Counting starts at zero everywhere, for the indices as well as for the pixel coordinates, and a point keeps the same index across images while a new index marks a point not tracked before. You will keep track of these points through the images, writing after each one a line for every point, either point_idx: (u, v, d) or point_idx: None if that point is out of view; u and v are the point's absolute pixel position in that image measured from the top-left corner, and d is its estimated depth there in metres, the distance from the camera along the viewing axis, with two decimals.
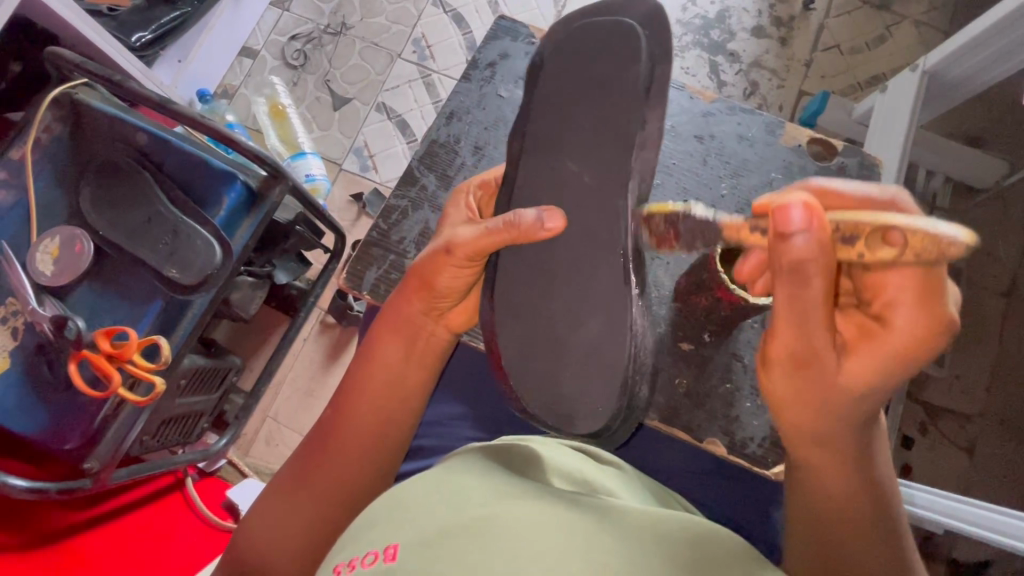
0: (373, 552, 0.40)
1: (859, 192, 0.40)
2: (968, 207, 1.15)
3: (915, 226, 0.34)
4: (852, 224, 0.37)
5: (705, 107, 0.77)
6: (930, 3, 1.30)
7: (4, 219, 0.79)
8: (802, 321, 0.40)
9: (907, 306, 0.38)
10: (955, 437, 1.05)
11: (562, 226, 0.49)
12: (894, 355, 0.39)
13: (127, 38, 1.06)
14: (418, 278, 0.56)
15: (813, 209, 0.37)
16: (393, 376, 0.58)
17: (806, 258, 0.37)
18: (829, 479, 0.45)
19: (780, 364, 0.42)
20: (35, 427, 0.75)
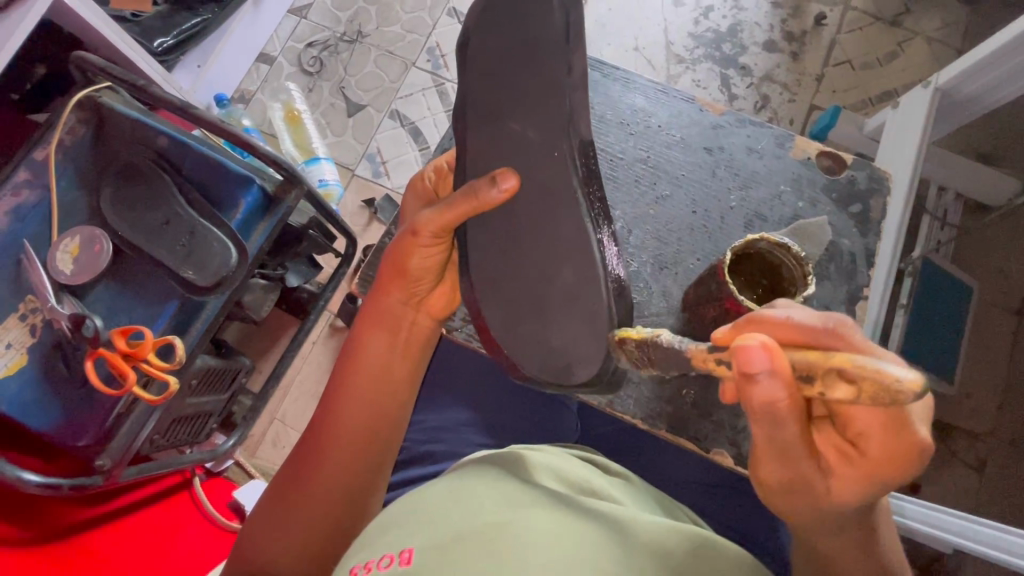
0: (388, 556, 0.41)
1: (811, 323, 0.35)
2: (979, 224, 1.14)
3: (866, 370, 0.29)
4: (809, 362, 0.32)
5: (717, 120, 0.78)
6: (942, 20, 1.31)
7: (25, 218, 0.80)
8: (786, 458, 0.40)
9: (881, 438, 0.36)
10: (965, 456, 1.05)
11: (517, 184, 0.47)
12: (877, 478, 0.38)
13: (149, 43, 1.09)
14: (393, 267, 0.57)
15: (773, 351, 0.33)
16: (378, 366, 0.58)
17: (776, 402, 0.34)
18: (841, 564, 0.44)
19: (771, 485, 0.42)
20: (50, 423, 0.77)
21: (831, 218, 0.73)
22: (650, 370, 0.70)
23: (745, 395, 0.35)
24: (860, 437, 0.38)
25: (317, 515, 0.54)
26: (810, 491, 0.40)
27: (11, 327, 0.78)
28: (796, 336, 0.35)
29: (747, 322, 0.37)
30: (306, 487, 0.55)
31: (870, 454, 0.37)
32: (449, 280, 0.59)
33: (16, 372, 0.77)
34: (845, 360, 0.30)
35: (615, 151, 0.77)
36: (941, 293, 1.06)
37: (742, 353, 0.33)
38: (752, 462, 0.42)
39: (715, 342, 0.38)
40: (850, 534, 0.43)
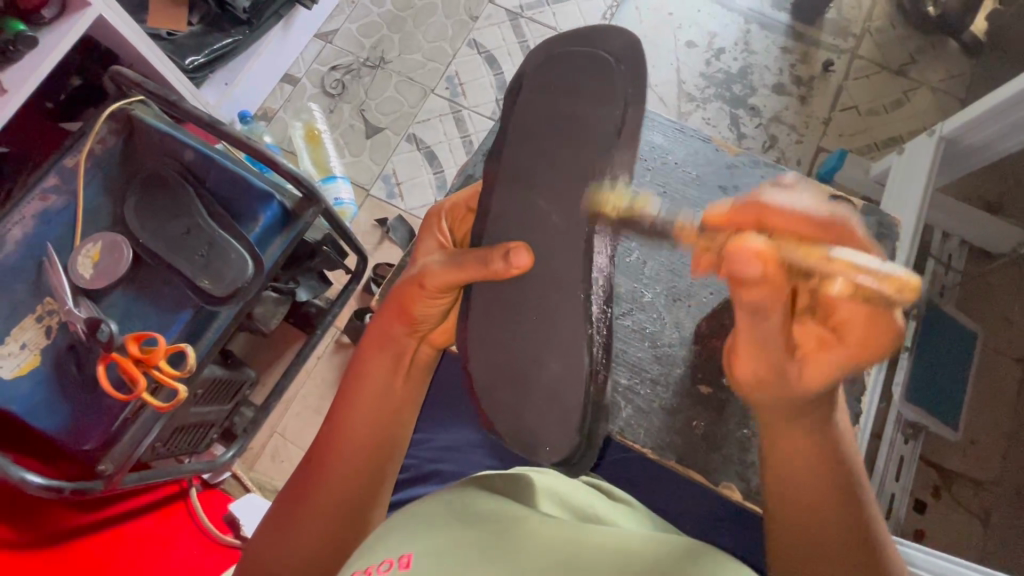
0: (388, 560, 0.41)
1: (812, 210, 0.39)
2: (984, 270, 1.16)
3: (878, 271, 0.37)
4: (809, 262, 0.38)
5: (728, 159, 0.80)
6: (947, 72, 1.35)
7: (51, 222, 0.83)
8: (764, 351, 0.44)
9: (861, 325, 0.39)
10: (969, 503, 1.04)
11: (528, 263, 0.49)
12: (845, 363, 0.41)
13: (181, 60, 1.13)
14: (395, 303, 0.56)
15: (765, 257, 0.38)
16: (376, 391, 0.57)
17: (763, 302, 0.41)
18: (797, 468, 0.46)
19: (749, 382, 0.46)
20: (57, 425, 0.77)
21: None
22: (658, 401, 0.70)
23: (735, 295, 0.42)
24: (841, 324, 0.41)
25: (313, 532, 0.52)
26: (781, 379, 0.44)
27: (28, 328, 0.79)
28: (798, 220, 0.39)
29: (752, 206, 0.40)
30: (301, 508, 0.53)
31: (844, 343, 0.41)
32: (453, 318, 0.60)
33: (28, 373, 0.78)
34: (844, 263, 0.37)
35: (633, 185, 0.79)
36: (942, 339, 1.07)
37: (734, 258, 0.39)
38: (730, 356, 0.46)
39: (712, 218, 0.42)
40: (809, 429, 0.46)
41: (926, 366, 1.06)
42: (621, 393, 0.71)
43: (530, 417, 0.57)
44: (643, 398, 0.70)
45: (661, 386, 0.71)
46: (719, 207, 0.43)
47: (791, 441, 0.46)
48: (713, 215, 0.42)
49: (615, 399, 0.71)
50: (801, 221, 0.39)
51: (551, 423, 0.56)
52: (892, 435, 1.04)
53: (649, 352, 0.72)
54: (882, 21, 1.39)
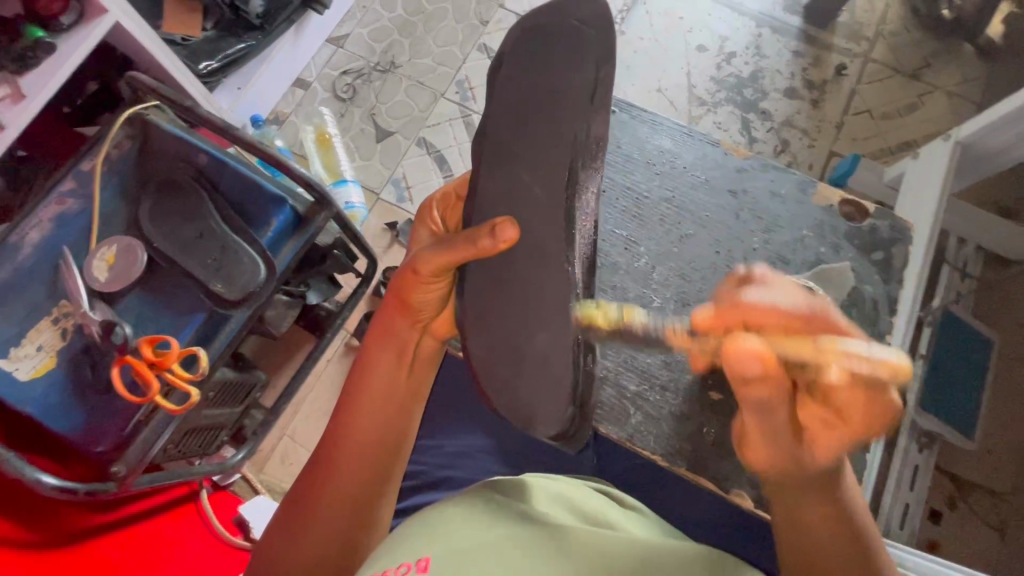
0: (405, 564, 0.44)
1: (791, 303, 0.39)
2: (1002, 277, 1.14)
3: (867, 358, 0.37)
4: (796, 356, 0.38)
5: (740, 164, 0.79)
6: (962, 75, 1.34)
7: (68, 225, 0.84)
8: (775, 442, 0.44)
9: (862, 406, 0.40)
10: (985, 514, 1.03)
11: (515, 236, 0.48)
12: (851, 440, 0.42)
13: (195, 65, 1.14)
14: (398, 296, 0.56)
15: (764, 357, 0.39)
16: (383, 386, 0.56)
17: (767, 398, 0.41)
18: (822, 540, 0.45)
19: (767, 470, 0.47)
20: (71, 427, 0.78)
21: (853, 264, 0.75)
22: (669, 408, 0.70)
23: (737, 392, 0.42)
24: (845, 409, 0.41)
25: (326, 534, 0.53)
26: (797, 467, 0.45)
27: (44, 331, 0.80)
28: (779, 317, 0.39)
29: (734, 311, 0.40)
30: (312, 512, 0.53)
31: (847, 425, 0.42)
32: (452, 306, 0.59)
33: (43, 374, 0.78)
34: (835, 352, 0.37)
35: (641, 190, 0.79)
36: (957, 346, 1.06)
37: (736, 361, 0.39)
38: (743, 444, 0.47)
39: (699, 324, 0.41)
40: (820, 493, 0.45)
41: (941, 374, 1.05)
42: (629, 400, 0.70)
43: (529, 397, 0.58)
44: (652, 405, 0.70)
45: (671, 393, 0.70)
46: (702, 309, 0.42)
47: (804, 512, 0.46)
48: (699, 321, 0.41)
49: (624, 406, 0.70)
50: (783, 318, 0.39)
51: (549, 401, 0.57)
52: (907, 443, 1.03)
53: (659, 359, 0.71)
54: (896, 24, 1.38)
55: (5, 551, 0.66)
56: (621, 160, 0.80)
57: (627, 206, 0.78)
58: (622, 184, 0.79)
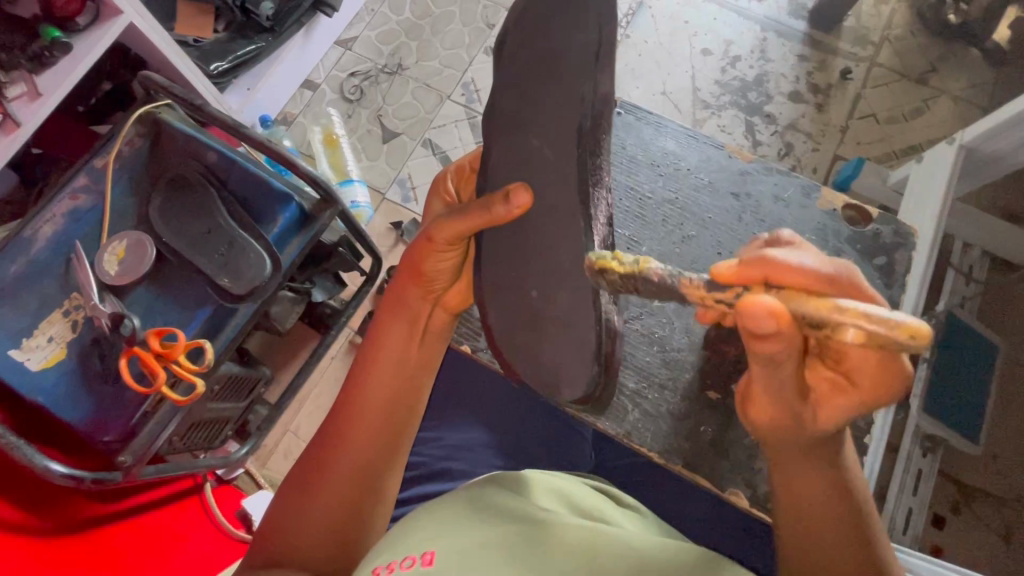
0: (411, 557, 0.46)
1: (815, 266, 0.37)
2: (1007, 281, 1.14)
3: (886, 318, 0.33)
4: (817, 316, 0.35)
5: (742, 166, 0.80)
6: (969, 80, 1.34)
7: (81, 220, 0.86)
8: (782, 399, 0.44)
9: (869, 372, 0.40)
10: (989, 520, 1.02)
11: (529, 202, 0.49)
12: (861, 406, 0.42)
13: (206, 66, 1.16)
14: (409, 266, 0.57)
15: (780, 313, 0.36)
16: (395, 358, 0.57)
17: (777, 352, 0.38)
18: (812, 494, 0.46)
19: (772, 426, 0.46)
20: (80, 416, 0.79)
21: (853, 264, 0.75)
22: (666, 405, 0.70)
23: (748, 348, 0.39)
24: (852, 370, 0.41)
25: (337, 497, 0.54)
26: (799, 422, 0.44)
27: (56, 322, 0.82)
28: (804, 278, 0.37)
29: (757, 263, 0.38)
30: (324, 477, 0.54)
31: (857, 389, 0.42)
32: (465, 280, 0.60)
33: (54, 365, 0.80)
34: (853, 313, 0.33)
35: (644, 191, 0.80)
36: (961, 351, 1.05)
37: (747, 315, 0.37)
38: (746, 400, 0.47)
39: (718, 277, 0.40)
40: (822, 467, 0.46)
41: (945, 378, 1.04)
42: (627, 397, 0.71)
43: (553, 360, 0.62)
44: (650, 402, 0.70)
45: (669, 391, 0.71)
46: (724, 262, 0.40)
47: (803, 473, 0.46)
48: (718, 274, 0.40)
49: (622, 403, 0.71)
50: (808, 279, 0.37)
51: (574, 363, 0.60)
52: (909, 447, 1.03)
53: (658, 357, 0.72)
54: (902, 28, 1.38)
55: (12, 537, 0.67)
56: (626, 161, 0.81)
57: (630, 206, 0.79)
58: (626, 185, 0.80)
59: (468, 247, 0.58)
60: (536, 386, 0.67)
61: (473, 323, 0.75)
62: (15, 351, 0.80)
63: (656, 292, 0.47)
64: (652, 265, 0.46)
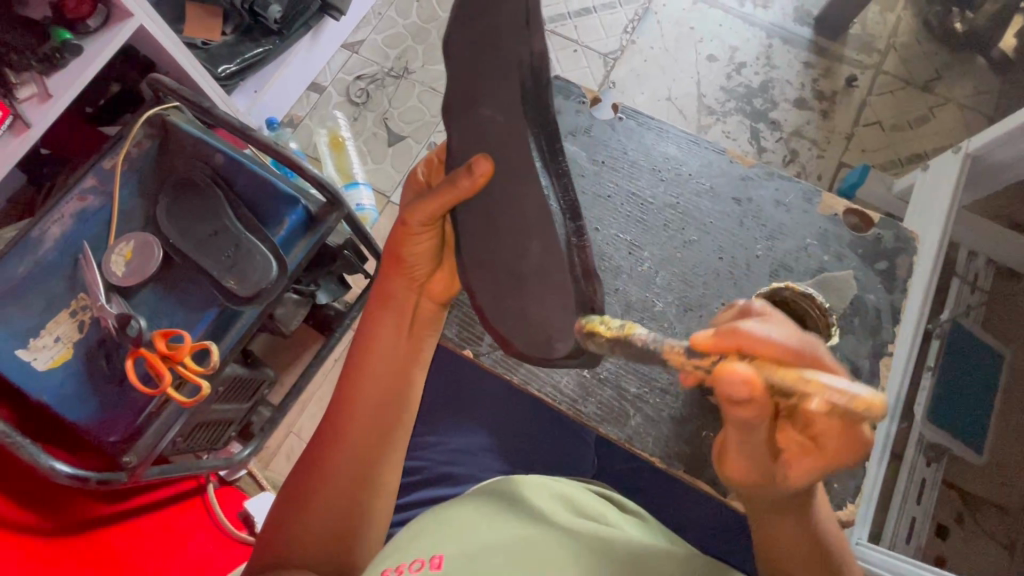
0: (419, 560, 0.46)
1: (780, 337, 0.37)
2: (1012, 290, 1.13)
3: (842, 391, 0.34)
4: (784, 382, 0.36)
5: (744, 171, 0.80)
6: (974, 88, 1.34)
7: (88, 221, 0.86)
8: (751, 459, 0.44)
9: (836, 439, 0.40)
10: (993, 530, 1.02)
11: (490, 168, 0.51)
12: (827, 470, 0.42)
13: (214, 68, 1.18)
14: (392, 256, 0.59)
15: (751, 382, 0.37)
16: (385, 351, 0.58)
17: (750, 417, 0.40)
18: (784, 542, 0.48)
19: (743, 483, 0.47)
20: (85, 416, 0.80)
21: (857, 272, 0.75)
22: (669, 412, 0.70)
23: (727, 412, 0.40)
24: (818, 435, 0.41)
25: (338, 497, 0.54)
26: (771, 481, 0.45)
27: (62, 322, 0.82)
28: (772, 349, 0.37)
29: (730, 338, 0.38)
30: (325, 476, 0.55)
31: (823, 453, 0.41)
32: (447, 267, 0.61)
33: (60, 365, 0.81)
34: (816, 383, 0.35)
35: (646, 195, 0.80)
36: (966, 359, 1.05)
37: (724, 382, 0.38)
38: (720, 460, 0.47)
39: (694, 348, 0.40)
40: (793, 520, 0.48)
41: (950, 387, 1.04)
42: (631, 403, 0.71)
43: (540, 313, 0.58)
44: (653, 407, 0.70)
45: (673, 396, 0.70)
46: (698, 331, 0.40)
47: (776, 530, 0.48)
48: (694, 344, 0.40)
49: (626, 408, 0.71)
50: (774, 352, 0.37)
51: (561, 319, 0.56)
52: (914, 456, 1.02)
53: (662, 363, 0.72)
54: (908, 36, 1.38)
55: (11, 534, 0.67)
56: (626, 166, 0.81)
57: (631, 211, 0.79)
58: (627, 190, 0.80)
59: (445, 230, 0.60)
60: (528, 351, 0.63)
61: (475, 327, 0.75)
62: (21, 351, 0.80)
63: (643, 356, 0.47)
64: (636, 330, 0.48)
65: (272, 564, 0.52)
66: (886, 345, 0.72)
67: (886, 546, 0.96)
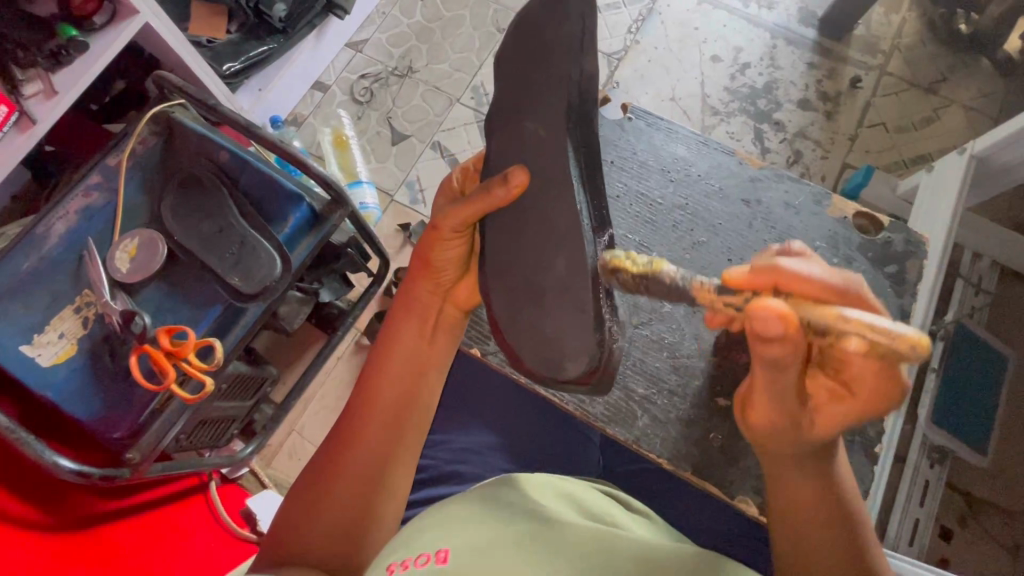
0: (425, 555, 0.46)
1: (826, 276, 0.39)
2: (1017, 292, 1.13)
3: (878, 328, 0.36)
4: (821, 319, 0.38)
5: (753, 172, 0.80)
6: (979, 90, 1.33)
7: (93, 218, 0.86)
8: (782, 402, 0.45)
9: (871, 386, 0.42)
10: (995, 532, 1.01)
11: (526, 181, 0.52)
12: (858, 416, 0.44)
13: (219, 66, 1.18)
14: (419, 261, 0.60)
15: (787, 317, 0.38)
16: (406, 355, 0.59)
17: (782, 356, 0.41)
18: (807, 501, 0.48)
19: (768, 430, 0.47)
20: (89, 412, 0.80)
21: (865, 273, 0.75)
22: (676, 411, 0.70)
23: (754, 350, 0.41)
24: (851, 380, 0.43)
25: (349, 495, 0.54)
26: (798, 430, 0.46)
27: (67, 319, 0.82)
28: (815, 287, 0.39)
29: (768, 272, 0.40)
30: (337, 474, 0.55)
31: (856, 396, 0.43)
32: (473, 273, 0.63)
33: (64, 361, 0.81)
34: (858, 323, 0.37)
35: (654, 195, 0.80)
36: (971, 361, 1.05)
37: (756, 318, 0.39)
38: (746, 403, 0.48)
39: (730, 282, 0.42)
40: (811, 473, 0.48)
41: (955, 389, 1.04)
42: (636, 402, 0.71)
43: (555, 330, 0.56)
44: (659, 407, 0.70)
45: (679, 396, 0.70)
46: (735, 268, 0.43)
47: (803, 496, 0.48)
48: (729, 280, 0.43)
49: (631, 407, 0.70)
50: (817, 291, 0.39)
51: (577, 343, 0.54)
52: (917, 459, 1.02)
53: (668, 362, 0.71)
54: (913, 37, 1.38)
55: (16, 530, 0.67)
56: (635, 166, 0.81)
57: (640, 211, 0.79)
58: (636, 190, 0.80)
59: (474, 239, 0.61)
60: (538, 370, 0.61)
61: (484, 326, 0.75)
62: (25, 347, 0.80)
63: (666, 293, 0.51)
64: (665, 267, 0.50)
65: (281, 562, 0.52)
66: None
67: (889, 547, 0.96)
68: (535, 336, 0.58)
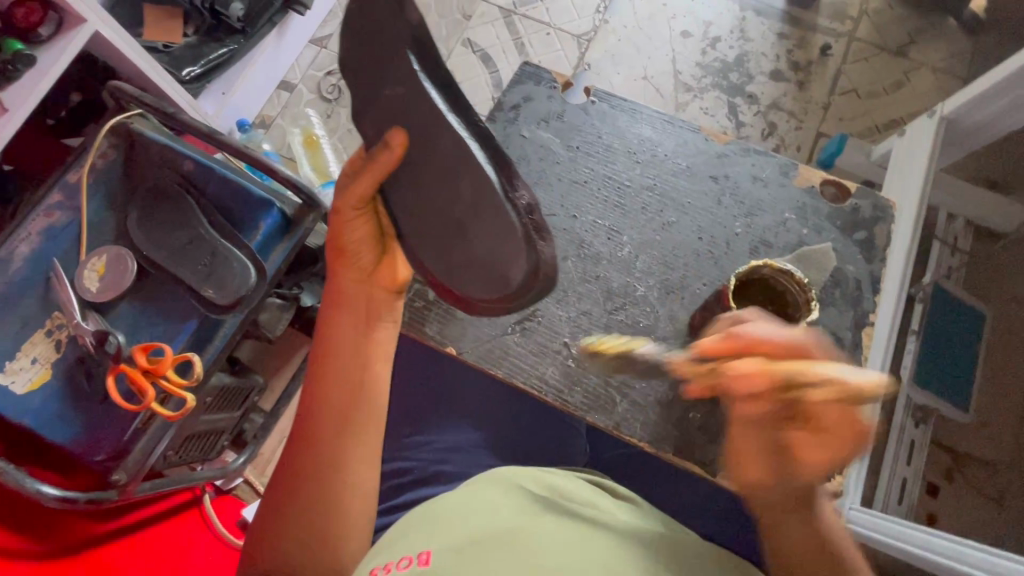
0: (408, 558, 0.47)
1: (786, 336, 0.48)
2: (992, 250, 1.15)
3: (837, 377, 0.43)
4: (790, 374, 0.44)
5: (721, 149, 0.80)
6: (947, 51, 1.34)
7: (57, 237, 0.84)
8: (761, 454, 0.50)
9: (842, 425, 0.45)
10: (980, 484, 1.03)
11: (402, 136, 0.52)
12: (839, 456, 0.46)
13: (178, 72, 1.15)
14: (335, 249, 0.61)
15: (761, 373, 0.45)
16: (347, 343, 0.60)
17: (754, 411, 0.48)
18: (791, 538, 0.51)
19: (756, 483, 0.51)
20: (70, 437, 0.78)
21: (837, 243, 0.75)
22: (661, 393, 0.70)
23: (736, 407, 0.49)
24: (821, 425, 0.46)
25: (317, 490, 0.56)
26: (786, 480, 0.50)
27: (38, 343, 0.80)
28: (772, 346, 0.47)
29: (737, 342, 0.48)
30: (303, 471, 0.57)
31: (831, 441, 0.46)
32: (393, 247, 0.62)
33: (39, 387, 0.79)
34: (816, 374, 0.44)
35: (622, 178, 0.79)
36: (949, 322, 1.07)
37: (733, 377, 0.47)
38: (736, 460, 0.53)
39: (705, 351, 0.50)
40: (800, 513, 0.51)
41: (933, 349, 1.06)
42: (619, 387, 0.71)
43: (483, 249, 0.53)
44: (641, 391, 0.70)
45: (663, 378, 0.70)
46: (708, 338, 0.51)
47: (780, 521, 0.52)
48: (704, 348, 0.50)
49: (612, 394, 0.71)
50: (777, 349, 0.47)
51: (502, 253, 0.52)
52: (902, 421, 1.05)
53: None
54: (880, 1, 1.38)
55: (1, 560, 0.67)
56: (602, 150, 0.80)
57: (609, 195, 0.78)
58: (603, 174, 0.79)
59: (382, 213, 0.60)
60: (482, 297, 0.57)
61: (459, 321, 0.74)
62: None
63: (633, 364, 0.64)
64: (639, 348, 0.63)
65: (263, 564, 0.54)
66: (870, 316, 0.73)
67: None
68: (471, 262, 0.55)
